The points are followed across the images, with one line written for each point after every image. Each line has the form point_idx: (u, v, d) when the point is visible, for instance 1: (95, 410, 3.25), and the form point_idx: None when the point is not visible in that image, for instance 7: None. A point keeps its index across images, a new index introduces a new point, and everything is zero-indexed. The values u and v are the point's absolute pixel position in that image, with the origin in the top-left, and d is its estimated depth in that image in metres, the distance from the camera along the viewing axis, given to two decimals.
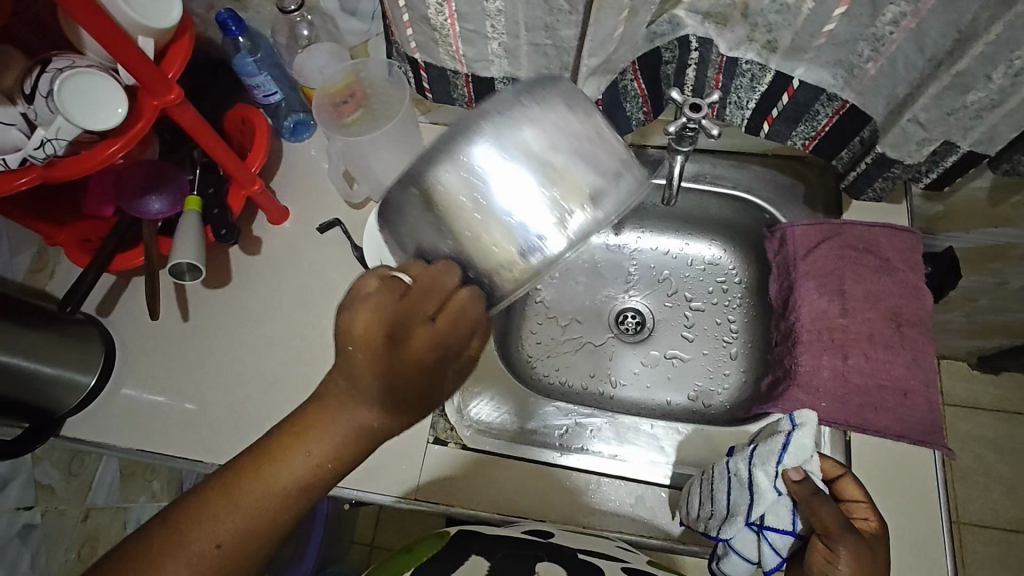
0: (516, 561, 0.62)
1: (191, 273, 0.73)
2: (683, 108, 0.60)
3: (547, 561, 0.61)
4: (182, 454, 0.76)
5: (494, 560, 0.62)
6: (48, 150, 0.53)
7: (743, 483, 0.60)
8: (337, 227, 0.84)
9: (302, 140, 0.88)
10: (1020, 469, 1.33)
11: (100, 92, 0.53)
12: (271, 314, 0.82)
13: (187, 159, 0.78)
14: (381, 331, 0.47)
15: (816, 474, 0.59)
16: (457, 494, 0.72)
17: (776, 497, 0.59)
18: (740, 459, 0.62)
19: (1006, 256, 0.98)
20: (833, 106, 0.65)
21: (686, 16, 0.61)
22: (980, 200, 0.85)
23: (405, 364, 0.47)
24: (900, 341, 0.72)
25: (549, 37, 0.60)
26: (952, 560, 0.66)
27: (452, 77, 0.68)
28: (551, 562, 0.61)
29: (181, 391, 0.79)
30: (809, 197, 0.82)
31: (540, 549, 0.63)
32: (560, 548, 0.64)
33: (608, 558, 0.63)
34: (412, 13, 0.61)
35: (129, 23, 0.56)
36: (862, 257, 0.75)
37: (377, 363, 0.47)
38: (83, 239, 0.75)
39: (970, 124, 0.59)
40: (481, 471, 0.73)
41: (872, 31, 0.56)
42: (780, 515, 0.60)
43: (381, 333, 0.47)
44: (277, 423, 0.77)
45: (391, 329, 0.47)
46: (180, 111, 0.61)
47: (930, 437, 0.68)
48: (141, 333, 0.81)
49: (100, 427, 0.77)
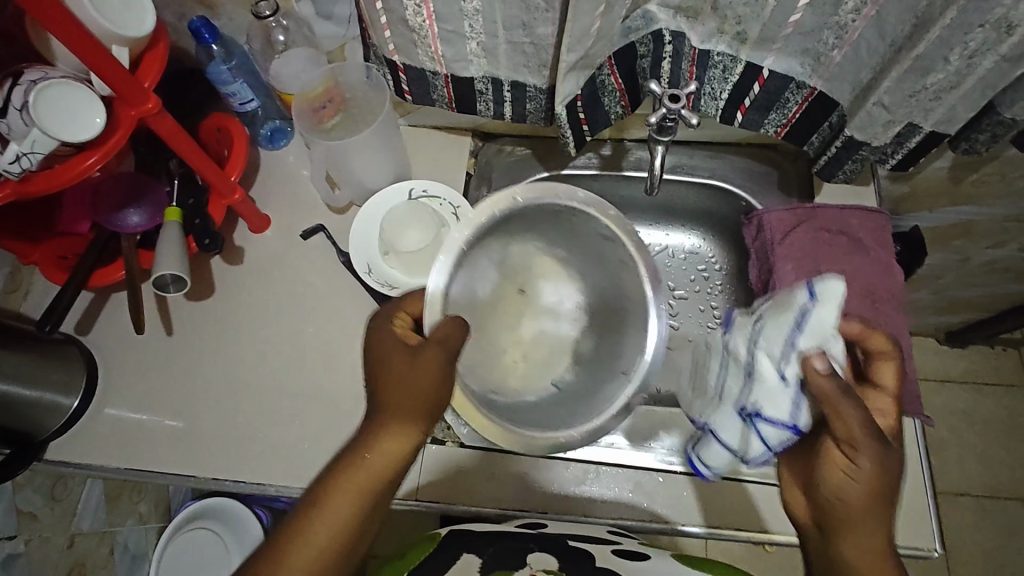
0: (505, 555, 0.64)
1: (175, 285, 0.72)
2: (662, 99, 0.62)
3: (540, 551, 0.64)
4: (171, 471, 0.75)
5: (484, 558, 0.64)
6: (26, 164, 0.53)
7: (744, 366, 0.60)
8: (322, 233, 0.84)
9: (279, 147, 0.87)
10: (990, 437, 1.39)
11: (77, 104, 0.52)
12: (259, 325, 0.81)
13: (164, 171, 0.77)
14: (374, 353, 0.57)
15: (836, 358, 0.55)
16: (451, 491, 0.72)
17: (781, 383, 0.56)
18: (744, 338, 0.61)
19: (967, 233, 1.03)
20: (802, 93, 0.67)
21: (658, 11, 0.63)
22: (941, 179, 0.89)
23: (408, 384, 0.52)
24: (875, 317, 0.75)
25: (527, 35, 0.61)
26: (937, 525, 0.69)
27: (432, 78, 0.69)
28: (542, 552, 0.63)
29: (167, 408, 0.77)
30: (784, 183, 0.85)
31: (532, 542, 0.66)
32: (550, 539, 0.67)
33: (597, 544, 0.67)
34: (390, 15, 0.61)
35: (103, 32, 0.55)
36: (835, 239, 0.78)
37: (385, 387, 0.53)
38: (59, 257, 0.73)
39: (931, 106, 0.62)
40: (476, 467, 0.73)
41: (836, 20, 0.58)
42: (779, 404, 0.57)
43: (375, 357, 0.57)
44: (268, 433, 0.76)
45: (391, 351, 0.55)
46: (158, 120, 0.61)
47: (908, 407, 0.72)
48: (124, 350, 0.79)
49: (85, 449, 0.75)
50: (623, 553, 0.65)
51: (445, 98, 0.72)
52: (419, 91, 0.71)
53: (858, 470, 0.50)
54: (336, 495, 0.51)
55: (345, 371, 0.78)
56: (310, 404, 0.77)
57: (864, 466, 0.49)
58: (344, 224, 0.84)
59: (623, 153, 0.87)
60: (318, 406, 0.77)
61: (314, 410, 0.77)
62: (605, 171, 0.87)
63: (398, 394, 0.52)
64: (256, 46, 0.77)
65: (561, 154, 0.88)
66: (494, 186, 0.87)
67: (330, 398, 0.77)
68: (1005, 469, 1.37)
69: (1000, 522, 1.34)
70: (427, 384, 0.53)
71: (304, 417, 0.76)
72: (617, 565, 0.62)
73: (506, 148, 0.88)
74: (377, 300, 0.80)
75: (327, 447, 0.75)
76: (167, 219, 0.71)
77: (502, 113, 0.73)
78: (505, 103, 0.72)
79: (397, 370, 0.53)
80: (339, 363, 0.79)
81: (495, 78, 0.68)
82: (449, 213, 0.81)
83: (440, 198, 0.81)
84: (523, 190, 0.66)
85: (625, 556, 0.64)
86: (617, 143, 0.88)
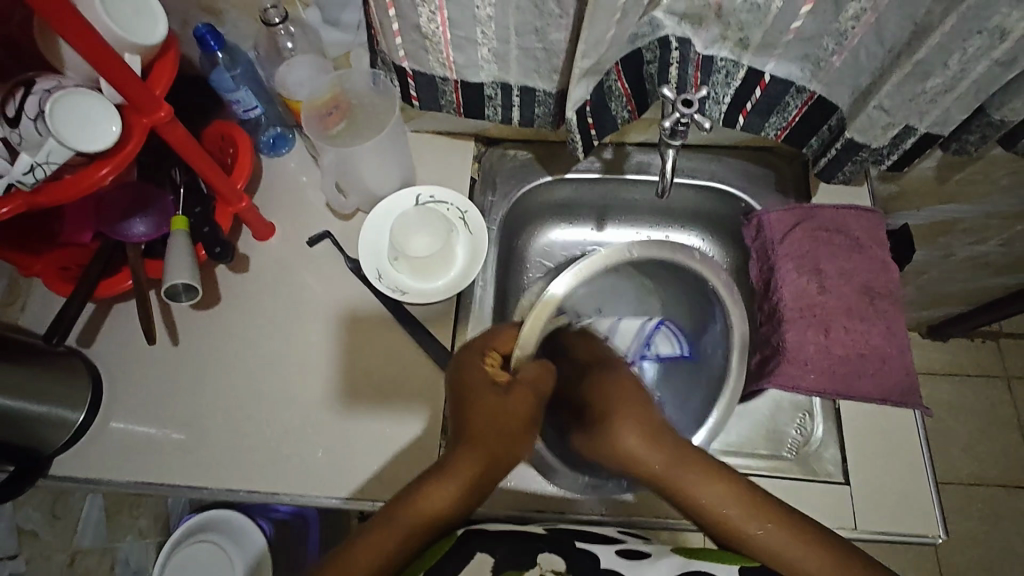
0: (519, 553, 0.61)
1: (187, 294, 0.73)
2: (677, 104, 0.64)
3: (546, 550, 0.62)
4: (182, 483, 0.74)
5: (499, 555, 0.61)
6: (41, 175, 0.52)
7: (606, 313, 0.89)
8: (328, 239, 0.84)
9: (281, 155, 0.87)
10: (973, 426, 1.44)
11: (91, 112, 0.52)
12: (266, 332, 0.80)
13: (167, 181, 0.76)
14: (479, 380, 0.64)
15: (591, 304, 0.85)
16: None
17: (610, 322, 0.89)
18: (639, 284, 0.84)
19: (951, 230, 1.07)
20: (802, 97, 0.70)
21: (664, 17, 0.63)
22: (929, 178, 0.92)
23: (498, 410, 0.61)
24: (874, 312, 0.77)
25: (539, 41, 0.63)
26: (943, 512, 0.71)
27: (441, 84, 0.69)
28: (550, 552, 0.62)
29: (175, 419, 0.76)
30: (781, 184, 0.87)
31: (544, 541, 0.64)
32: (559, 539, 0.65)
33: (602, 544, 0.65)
34: (402, 22, 0.62)
35: (116, 40, 0.54)
36: (833, 238, 0.81)
37: (476, 412, 0.61)
38: (61, 268, 0.72)
39: (927, 108, 0.64)
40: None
41: (836, 26, 0.60)
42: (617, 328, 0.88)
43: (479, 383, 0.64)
44: (281, 443, 0.75)
45: (480, 385, 0.63)
46: (169, 128, 0.60)
47: (909, 399, 0.74)
48: (129, 362, 0.78)
49: (92, 463, 0.74)
50: (628, 552, 0.63)
51: (453, 103, 0.72)
52: (427, 97, 0.72)
53: (607, 420, 0.63)
54: (432, 494, 0.57)
55: (423, 390, 0.77)
56: (368, 423, 0.76)
57: (608, 416, 0.62)
58: (350, 230, 0.84)
59: (624, 157, 0.89)
60: (329, 414, 0.76)
61: (375, 429, 0.75)
62: (607, 173, 0.88)
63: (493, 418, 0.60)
64: (264, 50, 0.78)
65: (564, 158, 0.89)
66: (498, 191, 0.88)
67: (340, 405, 0.77)
68: (988, 458, 1.42)
69: (984, 509, 1.38)
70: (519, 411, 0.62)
71: (315, 426, 0.76)
72: (622, 564, 0.61)
73: (510, 152, 0.89)
74: (387, 305, 0.80)
75: (338, 456, 0.74)
76: (174, 228, 0.71)
77: (510, 118, 0.74)
78: (514, 108, 0.72)
79: (489, 399, 0.61)
80: (349, 368, 0.78)
81: (504, 83, 0.69)
82: (457, 217, 0.82)
83: (448, 203, 0.82)
84: (639, 247, 0.72)
85: (629, 555, 0.62)
86: (619, 147, 0.89)
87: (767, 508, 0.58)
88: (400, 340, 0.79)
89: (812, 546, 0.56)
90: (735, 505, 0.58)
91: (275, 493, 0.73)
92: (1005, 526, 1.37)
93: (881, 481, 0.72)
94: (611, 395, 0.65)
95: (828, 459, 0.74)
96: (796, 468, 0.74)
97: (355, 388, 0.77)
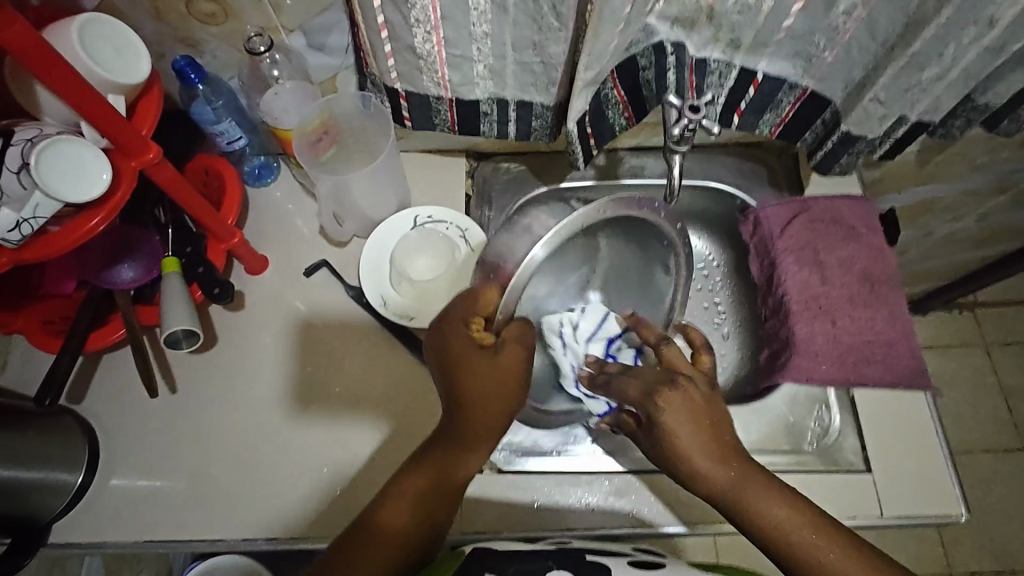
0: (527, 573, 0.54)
1: (187, 339, 0.71)
2: (684, 110, 0.66)
3: (557, 567, 0.55)
4: (192, 536, 0.70)
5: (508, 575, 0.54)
6: (28, 232, 0.49)
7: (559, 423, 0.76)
8: (325, 268, 0.81)
9: (267, 184, 0.84)
10: (960, 397, 1.48)
11: (77, 161, 0.48)
12: (270, 370, 0.77)
13: (151, 222, 0.71)
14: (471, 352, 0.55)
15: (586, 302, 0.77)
16: (476, 521, 0.71)
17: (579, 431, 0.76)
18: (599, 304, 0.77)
19: (930, 211, 1.10)
20: (794, 93, 0.70)
21: (657, 23, 0.63)
22: (911, 162, 0.94)
23: (491, 385, 0.55)
24: (877, 299, 0.78)
25: (537, 55, 0.62)
26: (960, 488, 0.72)
27: (435, 103, 0.67)
28: (560, 568, 0.54)
29: (180, 470, 0.72)
30: (772, 178, 0.88)
31: (549, 559, 0.57)
32: (567, 554, 0.58)
33: (613, 555, 0.59)
34: (396, 43, 0.59)
35: (98, 82, 0.51)
36: (829, 228, 0.81)
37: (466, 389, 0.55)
38: (46, 322, 0.69)
39: (919, 97, 0.65)
40: (504, 493, 0.72)
41: (827, 23, 0.61)
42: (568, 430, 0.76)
43: (473, 353, 0.55)
44: (293, 486, 0.72)
45: (467, 357, 0.55)
46: (156, 168, 0.57)
47: (919, 381, 0.75)
48: (125, 414, 0.74)
49: (94, 525, 0.70)
50: (641, 563, 0.56)
51: (447, 121, 0.70)
52: (420, 116, 0.70)
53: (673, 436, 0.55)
54: (399, 500, 0.56)
55: (410, 394, 0.76)
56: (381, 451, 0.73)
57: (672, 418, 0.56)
58: (347, 257, 0.82)
59: (617, 162, 0.89)
60: (341, 451, 0.73)
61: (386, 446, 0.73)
62: (602, 180, 0.88)
63: (481, 391, 0.55)
64: (246, 80, 0.74)
65: (556, 168, 0.88)
66: (495, 206, 0.86)
67: (356, 439, 0.74)
68: (975, 424, 1.46)
69: (976, 476, 1.43)
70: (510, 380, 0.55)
71: (331, 465, 0.73)
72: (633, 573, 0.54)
73: (502, 165, 0.88)
74: (393, 331, 0.77)
75: (357, 493, 0.71)
76: (167, 270, 0.68)
77: (506, 132, 0.73)
78: (510, 123, 0.71)
79: (474, 369, 0.54)
80: (361, 389, 0.76)
81: (500, 98, 0.68)
82: (458, 235, 0.80)
83: (447, 221, 0.80)
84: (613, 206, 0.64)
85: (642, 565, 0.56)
86: (611, 153, 0.89)
87: (822, 526, 0.53)
88: (413, 366, 0.77)
89: (866, 568, 0.51)
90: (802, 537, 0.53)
91: (294, 539, 0.69)
92: (998, 490, 1.42)
93: (899, 462, 0.74)
94: (684, 416, 0.55)
95: (848, 448, 0.75)
96: (819, 460, 0.75)
97: (373, 419, 0.74)
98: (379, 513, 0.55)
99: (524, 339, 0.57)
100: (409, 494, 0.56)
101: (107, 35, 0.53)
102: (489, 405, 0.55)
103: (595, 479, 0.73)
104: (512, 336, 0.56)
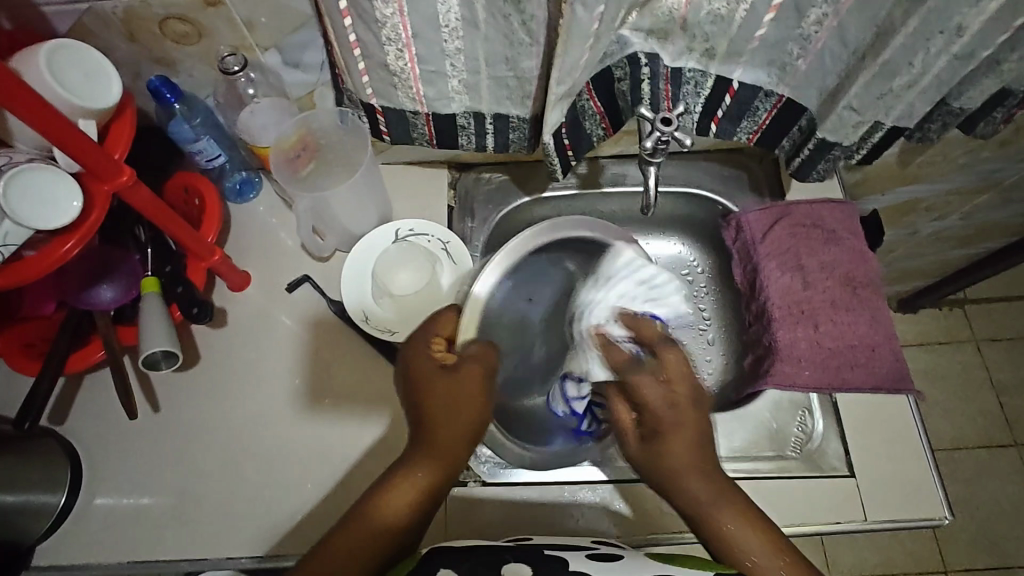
0: (483, 563, 0.55)
1: (166, 360, 0.70)
2: (656, 123, 0.66)
3: (514, 560, 0.56)
4: (178, 555, 0.69)
5: (465, 568, 0.54)
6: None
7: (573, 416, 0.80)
8: (308, 283, 0.81)
9: (249, 200, 0.84)
10: (950, 393, 1.49)
11: (47, 188, 0.49)
12: (254, 386, 0.77)
13: (131, 240, 0.72)
14: (433, 364, 0.60)
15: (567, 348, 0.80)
16: (455, 530, 0.70)
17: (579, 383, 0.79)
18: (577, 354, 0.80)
19: (915, 212, 1.10)
20: (771, 101, 0.70)
21: (631, 35, 0.63)
22: (893, 164, 0.94)
23: (452, 397, 0.58)
24: (859, 302, 0.78)
25: (510, 70, 0.62)
26: (944, 491, 0.73)
27: (411, 118, 0.67)
28: (516, 562, 0.55)
29: (165, 488, 0.72)
30: (754, 182, 0.89)
31: (507, 552, 0.57)
32: (527, 548, 0.58)
33: (570, 548, 0.59)
34: (368, 61, 0.59)
35: (65, 106, 0.51)
36: (811, 233, 0.82)
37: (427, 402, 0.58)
38: (25, 345, 0.69)
39: (894, 103, 0.66)
40: (486, 498, 0.72)
41: (799, 32, 0.61)
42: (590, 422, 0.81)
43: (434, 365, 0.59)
44: (279, 502, 0.72)
45: (428, 371, 0.59)
46: (132, 190, 0.57)
47: (902, 384, 0.75)
48: (108, 435, 0.74)
49: (79, 547, 0.70)
50: (600, 556, 0.57)
51: (425, 135, 0.70)
52: (398, 131, 0.69)
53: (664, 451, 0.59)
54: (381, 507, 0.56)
55: (392, 406, 0.75)
56: (364, 464, 0.73)
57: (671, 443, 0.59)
58: (331, 272, 0.82)
59: (599, 170, 0.89)
60: (328, 465, 0.73)
61: (372, 453, 0.73)
62: (584, 189, 0.88)
63: (443, 407, 0.58)
64: (222, 97, 0.75)
65: (538, 177, 0.88)
66: (477, 217, 0.86)
67: (340, 453, 0.74)
68: (966, 420, 1.46)
69: (967, 472, 1.43)
70: (468, 396, 0.58)
71: (315, 480, 0.72)
72: (594, 567, 0.55)
73: (484, 175, 0.88)
74: (376, 345, 0.77)
75: (342, 509, 0.71)
76: (145, 289, 0.68)
77: (484, 145, 0.73)
78: (487, 135, 0.71)
79: (437, 386, 0.58)
80: (349, 400, 0.76)
81: (477, 113, 0.68)
82: (439, 248, 0.80)
83: (428, 234, 0.80)
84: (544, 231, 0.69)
85: (600, 558, 0.57)
86: (593, 161, 0.89)
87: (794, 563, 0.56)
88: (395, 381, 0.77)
89: None
90: (780, 567, 0.56)
91: (278, 557, 0.69)
92: (990, 486, 1.42)
93: (884, 466, 0.74)
94: (686, 427, 0.59)
95: (832, 453, 0.75)
96: (802, 467, 0.75)
97: (359, 431, 0.75)
98: (360, 516, 0.56)
99: (484, 359, 0.61)
100: (388, 511, 0.56)
101: (76, 59, 0.53)
102: (452, 424, 0.58)
103: (581, 490, 0.72)
104: (471, 355, 0.60)
